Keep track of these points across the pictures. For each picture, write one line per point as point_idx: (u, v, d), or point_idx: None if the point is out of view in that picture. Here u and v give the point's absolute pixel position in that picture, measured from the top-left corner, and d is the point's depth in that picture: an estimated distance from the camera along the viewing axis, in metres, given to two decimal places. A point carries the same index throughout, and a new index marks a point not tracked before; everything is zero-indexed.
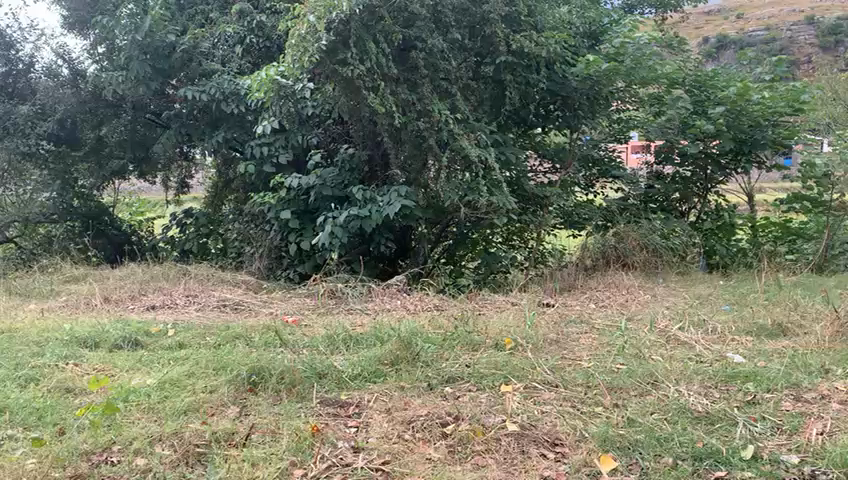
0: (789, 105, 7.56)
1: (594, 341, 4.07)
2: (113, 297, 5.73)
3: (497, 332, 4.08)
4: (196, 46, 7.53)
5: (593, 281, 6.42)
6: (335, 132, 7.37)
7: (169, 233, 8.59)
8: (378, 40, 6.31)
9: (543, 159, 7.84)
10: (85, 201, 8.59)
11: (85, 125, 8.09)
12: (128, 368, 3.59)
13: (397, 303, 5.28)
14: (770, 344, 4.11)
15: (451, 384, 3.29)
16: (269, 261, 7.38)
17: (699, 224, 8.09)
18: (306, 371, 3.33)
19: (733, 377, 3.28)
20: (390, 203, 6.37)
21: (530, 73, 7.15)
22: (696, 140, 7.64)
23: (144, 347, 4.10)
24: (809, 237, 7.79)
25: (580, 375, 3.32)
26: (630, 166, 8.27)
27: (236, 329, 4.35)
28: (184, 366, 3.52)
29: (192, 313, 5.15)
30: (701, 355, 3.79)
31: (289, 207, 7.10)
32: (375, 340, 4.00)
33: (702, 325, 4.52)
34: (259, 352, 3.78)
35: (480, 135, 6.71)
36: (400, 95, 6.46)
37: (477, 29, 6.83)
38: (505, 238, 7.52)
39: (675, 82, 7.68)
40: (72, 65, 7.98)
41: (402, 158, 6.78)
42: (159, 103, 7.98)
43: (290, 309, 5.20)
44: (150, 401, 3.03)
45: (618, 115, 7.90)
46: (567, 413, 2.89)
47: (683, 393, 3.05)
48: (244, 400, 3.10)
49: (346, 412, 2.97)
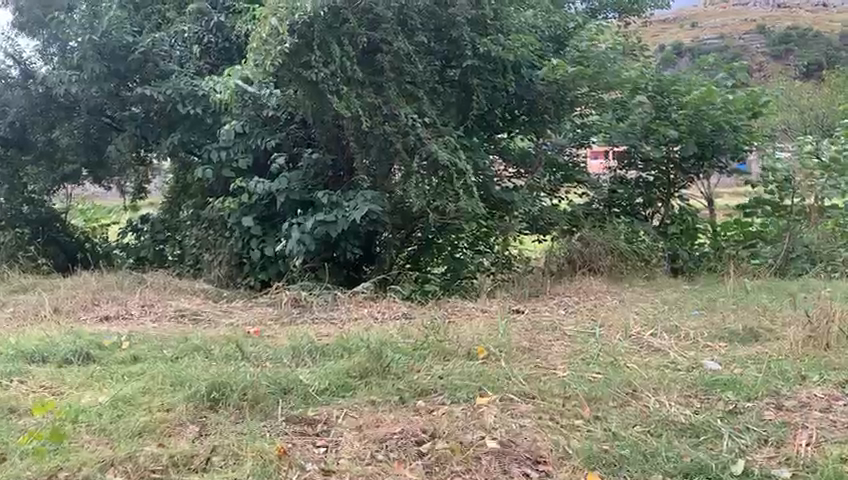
0: (748, 110, 7.71)
1: (568, 348, 3.96)
2: (63, 308, 5.43)
3: (468, 340, 3.94)
4: (153, 47, 7.27)
5: (561, 287, 6.36)
6: (297, 136, 7.09)
7: (124, 239, 8.35)
8: (343, 42, 6.20)
9: (507, 163, 7.63)
10: (35, 207, 8.29)
11: (36, 127, 7.80)
12: (78, 385, 3.36)
13: (365, 311, 5.11)
14: (743, 350, 4.07)
15: (424, 398, 3.15)
16: (229, 269, 7.08)
17: (663, 229, 7.97)
18: (271, 386, 3.15)
19: (711, 386, 3.20)
20: (357, 207, 6.34)
21: (496, 77, 7.09)
22: (661, 144, 7.67)
23: (96, 361, 3.86)
24: (770, 240, 7.75)
25: (556, 384, 3.20)
26: (593, 173, 7.94)
27: (195, 341, 4.14)
28: (139, 381, 3.31)
29: (147, 324, 4.90)
30: (676, 362, 3.72)
31: (250, 213, 6.92)
32: (342, 351, 3.83)
33: (675, 331, 4.46)
34: (218, 365, 3.60)
35: (448, 139, 6.59)
36: (365, 98, 6.30)
37: (444, 32, 6.85)
38: (471, 243, 7.22)
39: (639, 87, 7.61)
40: (24, 66, 7.63)
41: (367, 162, 6.64)
42: (112, 106, 7.50)
43: (252, 319, 5.00)
44: (101, 422, 2.80)
45: (582, 120, 7.72)
46: (546, 428, 2.77)
47: (663, 404, 2.96)
48: (203, 418, 2.90)
49: (314, 431, 2.81)
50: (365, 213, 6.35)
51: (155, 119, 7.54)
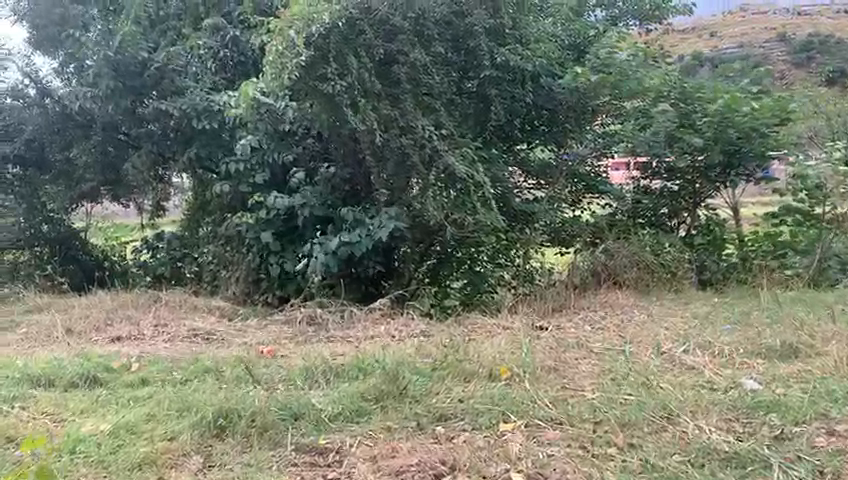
0: (778, 115, 7.44)
1: (595, 367, 3.77)
2: (75, 329, 5.30)
3: (489, 358, 3.75)
4: (168, 62, 7.19)
5: (585, 301, 6.14)
6: (314, 150, 6.96)
7: (141, 258, 8.15)
8: (360, 54, 6.07)
9: (527, 174, 7.37)
10: (54, 226, 8.18)
11: (53, 146, 7.83)
12: (80, 411, 3.20)
13: (381, 330, 4.90)
14: (784, 368, 3.82)
15: (444, 423, 2.96)
16: (246, 286, 6.93)
17: (690, 240, 7.75)
18: (280, 413, 2.97)
19: (754, 408, 2.98)
20: (383, 226, 6.21)
21: (515, 87, 6.97)
22: (686, 153, 7.40)
23: (103, 385, 3.71)
24: (801, 250, 7.43)
25: (585, 408, 2.99)
26: (615, 183, 7.71)
27: (205, 363, 3.98)
28: (143, 407, 3.14)
29: (159, 345, 4.76)
30: (713, 381, 3.50)
31: (267, 228, 6.77)
32: (357, 372, 3.65)
33: (708, 347, 4.22)
34: (227, 389, 3.43)
35: (465, 151, 6.48)
36: (381, 110, 6.17)
37: (462, 42, 6.73)
38: (491, 256, 6.95)
39: (662, 95, 7.37)
40: (40, 85, 7.59)
41: (384, 176, 6.47)
42: (130, 124, 7.48)
43: (266, 338, 4.83)
44: (100, 454, 2.64)
45: (603, 129, 7.50)
46: (575, 459, 2.56)
47: (703, 430, 2.74)
48: (209, 449, 2.74)
49: (326, 461, 2.63)
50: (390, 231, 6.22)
51: (171, 135, 7.49)
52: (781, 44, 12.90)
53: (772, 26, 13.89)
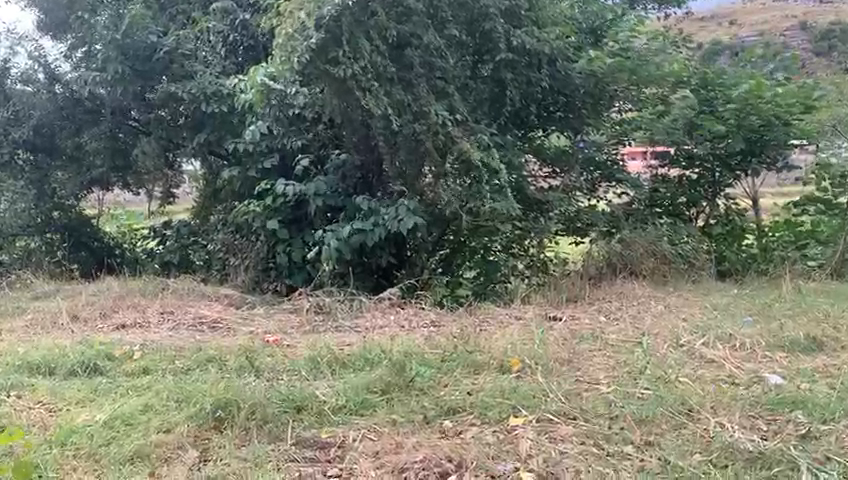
0: (801, 103, 7.30)
1: (610, 360, 3.63)
2: (80, 315, 5.22)
3: (500, 350, 3.61)
4: (178, 47, 7.05)
5: (601, 291, 5.98)
6: (325, 137, 6.80)
7: (148, 247, 8.28)
8: (372, 36, 5.89)
9: (543, 163, 7.23)
10: (65, 213, 8.08)
11: (64, 132, 7.64)
12: (76, 402, 3.11)
13: (390, 319, 4.79)
14: (808, 361, 3.67)
15: (452, 417, 2.83)
16: (256, 274, 6.84)
17: (708, 229, 7.56)
18: (282, 404, 2.86)
19: (778, 405, 2.82)
20: (399, 218, 6.02)
21: (531, 71, 6.75)
22: (705, 140, 7.29)
23: (104, 374, 3.62)
24: (823, 240, 7.23)
25: (599, 404, 2.87)
26: (632, 172, 7.44)
27: (209, 352, 3.87)
28: (140, 398, 3.04)
29: (164, 332, 4.66)
30: (734, 376, 3.33)
31: (277, 216, 6.68)
32: (363, 363, 3.53)
33: (729, 340, 4.05)
34: (229, 379, 3.31)
35: (480, 136, 6.29)
36: (394, 95, 6.01)
37: (476, 25, 6.52)
38: (505, 245, 6.81)
39: (682, 81, 7.18)
40: (49, 69, 7.48)
41: (396, 164, 6.35)
42: (140, 110, 7.40)
43: (272, 328, 4.71)
44: (92, 445, 2.56)
45: (620, 116, 7.29)
46: (589, 457, 2.43)
47: (726, 428, 2.59)
48: (206, 442, 2.64)
49: (327, 457, 2.51)
50: (408, 224, 6.01)
51: (181, 121, 7.37)
52: (803, 29, 12.54)
53: (794, 14, 13.50)
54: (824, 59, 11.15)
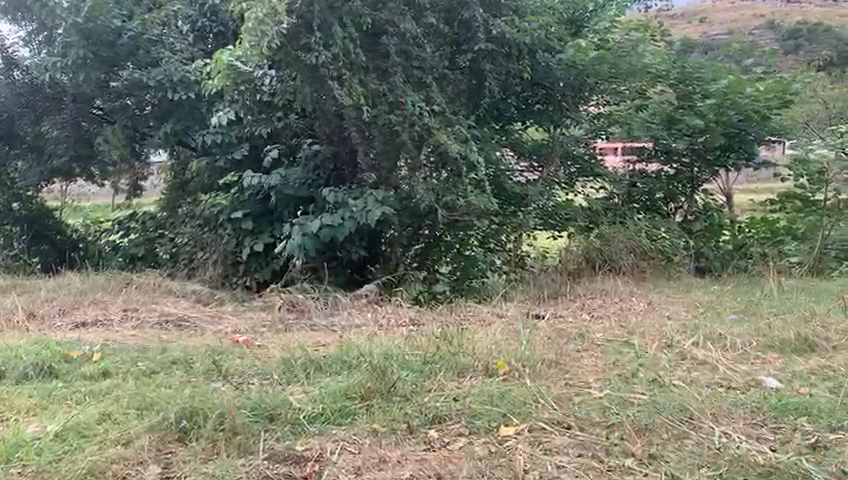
0: (778, 98, 7.21)
1: (600, 361, 3.47)
2: (37, 313, 4.90)
3: (485, 351, 3.43)
4: (144, 32, 6.69)
5: (581, 288, 5.80)
6: (298, 127, 6.51)
7: (111, 239, 7.80)
8: (346, 23, 5.62)
9: (520, 156, 7.07)
10: (26, 205, 7.76)
11: (23, 119, 7.34)
12: (26, 409, 2.85)
13: (367, 317, 4.59)
14: (802, 363, 3.54)
15: (437, 426, 2.63)
16: (224, 269, 6.57)
17: (688, 226, 7.35)
18: (253, 416, 2.65)
19: (783, 412, 2.67)
20: (368, 210, 5.80)
21: (511, 62, 6.56)
22: (686, 135, 7.13)
23: (59, 376, 3.36)
24: (800, 237, 7.22)
25: (594, 410, 2.71)
26: (609, 168, 7.33)
27: (175, 353, 3.63)
28: (99, 405, 2.79)
29: (126, 331, 4.38)
30: (729, 378, 3.20)
31: (244, 208, 6.51)
32: (340, 366, 3.32)
33: (721, 339, 3.91)
34: (194, 384, 3.08)
35: (458, 129, 6.11)
36: (368, 84, 5.77)
37: (454, 14, 6.30)
38: (481, 240, 6.63)
39: (659, 76, 7.09)
40: (6, 53, 7.27)
41: (371, 156, 6.11)
42: (103, 97, 7.01)
43: (244, 327, 4.45)
44: (40, 463, 2.32)
45: (597, 111, 7.20)
46: (591, 473, 2.25)
47: (731, 438, 2.42)
48: (168, 456, 2.41)
49: (303, 473, 2.29)
50: (376, 215, 5.81)
51: (148, 110, 7.04)
52: (771, 27, 12.59)
53: (761, 13, 13.54)
54: (795, 57, 11.16)
